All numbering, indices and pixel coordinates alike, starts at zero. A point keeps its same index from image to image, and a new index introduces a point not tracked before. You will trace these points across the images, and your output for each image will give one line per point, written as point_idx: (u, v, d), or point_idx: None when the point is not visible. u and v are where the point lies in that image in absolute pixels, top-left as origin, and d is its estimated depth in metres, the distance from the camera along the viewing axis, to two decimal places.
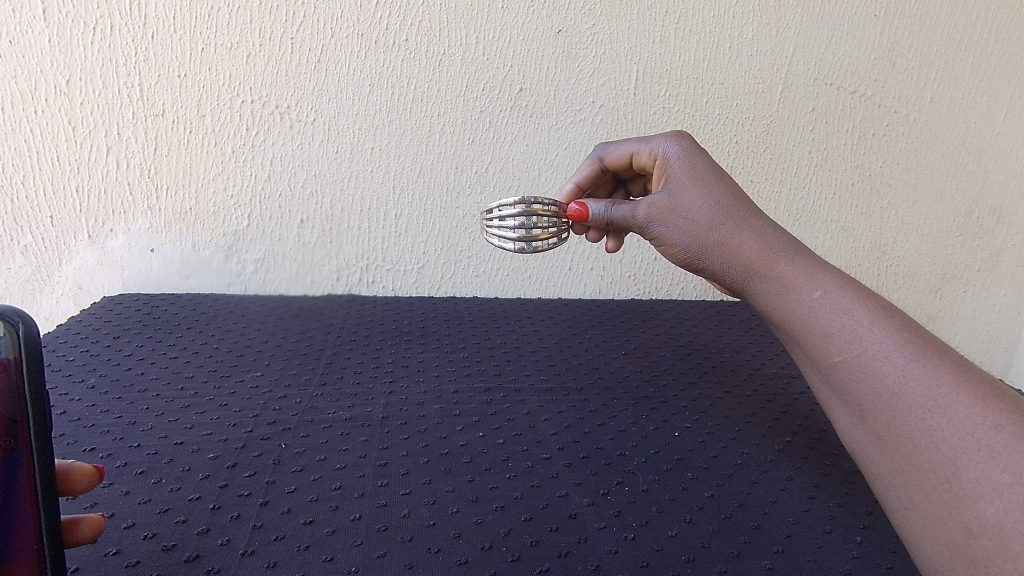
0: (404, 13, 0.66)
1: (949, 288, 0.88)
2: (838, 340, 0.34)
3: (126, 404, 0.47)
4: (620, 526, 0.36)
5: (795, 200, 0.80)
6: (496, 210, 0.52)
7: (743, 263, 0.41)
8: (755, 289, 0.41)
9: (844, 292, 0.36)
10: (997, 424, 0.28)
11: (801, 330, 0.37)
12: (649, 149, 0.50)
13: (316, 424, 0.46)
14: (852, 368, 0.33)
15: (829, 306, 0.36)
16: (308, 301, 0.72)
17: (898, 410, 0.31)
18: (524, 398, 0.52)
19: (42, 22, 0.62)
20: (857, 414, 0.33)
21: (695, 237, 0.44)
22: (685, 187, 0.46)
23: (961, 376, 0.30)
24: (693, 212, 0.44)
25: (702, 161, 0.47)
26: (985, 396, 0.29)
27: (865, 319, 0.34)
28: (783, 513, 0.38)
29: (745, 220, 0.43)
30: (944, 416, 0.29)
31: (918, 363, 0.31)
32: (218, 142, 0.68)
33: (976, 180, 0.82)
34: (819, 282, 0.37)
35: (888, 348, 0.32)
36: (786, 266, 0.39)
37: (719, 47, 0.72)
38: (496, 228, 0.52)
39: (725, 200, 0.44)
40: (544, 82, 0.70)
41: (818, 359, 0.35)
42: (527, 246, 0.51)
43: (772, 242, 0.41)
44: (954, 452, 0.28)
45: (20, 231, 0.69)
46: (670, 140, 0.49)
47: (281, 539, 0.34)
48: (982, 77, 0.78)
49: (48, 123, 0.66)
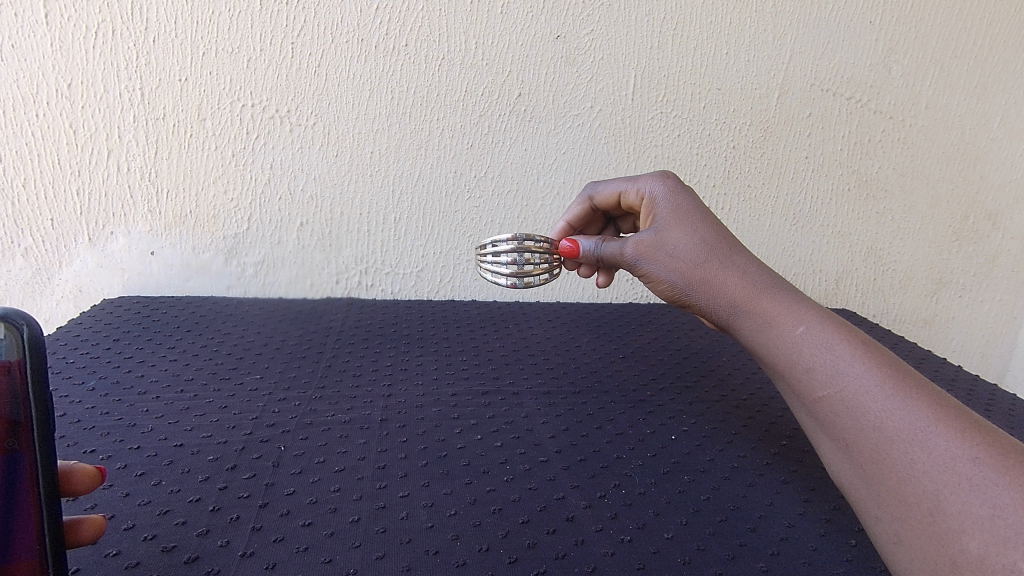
0: (404, 18, 0.67)
1: (945, 292, 0.88)
2: (821, 375, 0.35)
3: (126, 406, 0.47)
4: (617, 528, 0.36)
5: (792, 204, 0.81)
6: (489, 245, 0.52)
7: (729, 300, 0.42)
8: (740, 325, 0.41)
9: (826, 328, 0.37)
10: (975, 456, 0.29)
11: (785, 365, 0.37)
12: (635, 187, 0.50)
13: (314, 427, 0.46)
14: (836, 403, 0.34)
15: (812, 342, 0.36)
16: (307, 304, 0.72)
17: (881, 443, 0.31)
18: (522, 401, 0.52)
19: (45, 25, 0.63)
20: (842, 446, 0.33)
21: (680, 274, 0.45)
22: (671, 225, 0.46)
23: (941, 411, 0.31)
24: (679, 249, 0.45)
25: (687, 199, 0.47)
26: (963, 430, 0.30)
27: (847, 355, 0.35)
28: (779, 516, 0.38)
29: (730, 256, 0.43)
30: (924, 449, 0.30)
31: (898, 397, 0.32)
32: (218, 145, 0.69)
33: (972, 185, 0.83)
34: (801, 318, 0.38)
35: (868, 383, 0.33)
36: (769, 302, 0.40)
37: (717, 53, 0.73)
38: (490, 264, 0.53)
39: (710, 237, 0.45)
40: (543, 88, 0.71)
41: (803, 393, 0.36)
42: (521, 282, 0.51)
43: (756, 279, 0.42)
44: (936, 485, 0.29)
45: (21, 233, 0.70)
46: (656, 179, 0.49)
47: (282, 540, 0.34)
48: (976, 84, 0.79)
49: (50, 125, 0.66)
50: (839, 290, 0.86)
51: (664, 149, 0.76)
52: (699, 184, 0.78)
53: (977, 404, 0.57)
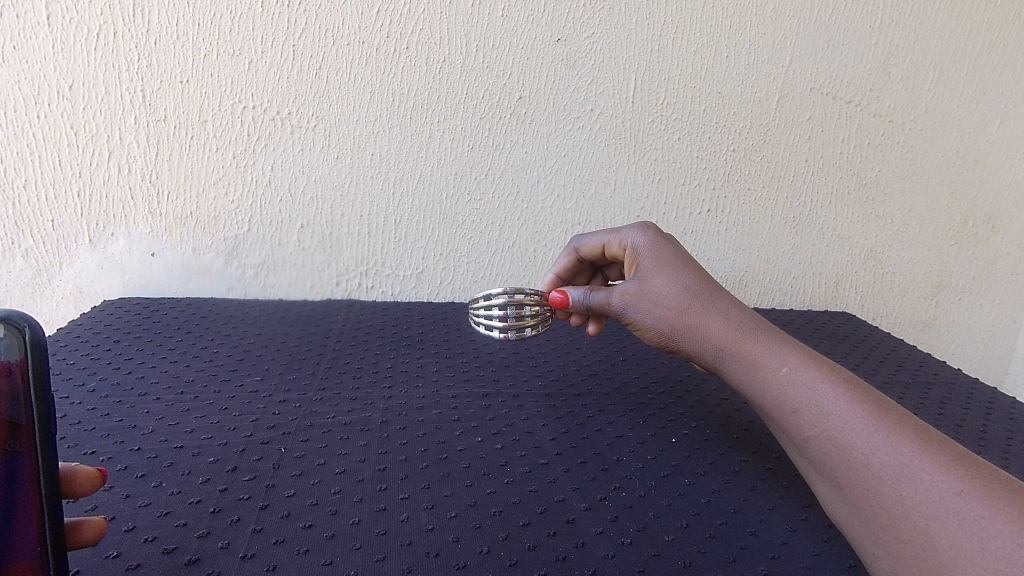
0: (405, 21, 0.67)
1: (945, 295, 0.88)
2: (807, 415, 0.36)
3: (126, 407, 0.47)
4: (618, 531, 0.37)
5: (792, 207, 0.81)
6: (482, 300, 0.52)
7: (714, 344, 0.43)
8: (726, 367, 0.42)
9: (808, 367, 0.37)
10: (960, 490, 0.29)
11: (773, 405, 0.38)
12: (618, 239, 0.51)
13: (315, 428, 0.46)
14: (823, 441, 0.34)
15: (796, 382, 0.37)
16: (308, 307, 0.72)
17: (870, 480, 0.32)
18: (523, 403, 0.52)
19: (47, 27, 0.63)
20: (834, 485, 0.34)
21: (666, 320, 0.45)
22: (654, 273, 0.47)
23: (924, 444, 0.32)
24: (663, 296, 0.45)
25: (668, 247, 0.49)
26: (946, 463, 0.31)
27: (830, 393, 0.35)
28: (780, 520, 0.38)
29: (712, 300, 0.44)
30: (912, 484, 0.30)
31: (882, 433, 0.33)
32: (219, 147, 0.69)
33: (971, 189, 0.83)
34: (784, 359, 0.39)
35: (852, 420, 0.34)
36: (752, 344, 0.41)
37: (717, 56, 0.73)
38: (483, 315, 0.52)
39: (693, 283, 0.45)
40: (544, 91, 0.71)
41: (792, 433, 0.36)
42: (514, 333, 0.51)
43: (739, 321, 0.42)
44: (925, 519, 0.29)
45: (21, 234, 0.70)
46: (637, 230, 0.51)
47: (282, 543, 0.34)
48: (976, 88, 0.79)
49: (51, 127, 0.66)
50: (839, 294, 0.87)
51: (664, 152, 0.76)
52: (699, 187, 0.78)
53: (977, 408, 0.57)
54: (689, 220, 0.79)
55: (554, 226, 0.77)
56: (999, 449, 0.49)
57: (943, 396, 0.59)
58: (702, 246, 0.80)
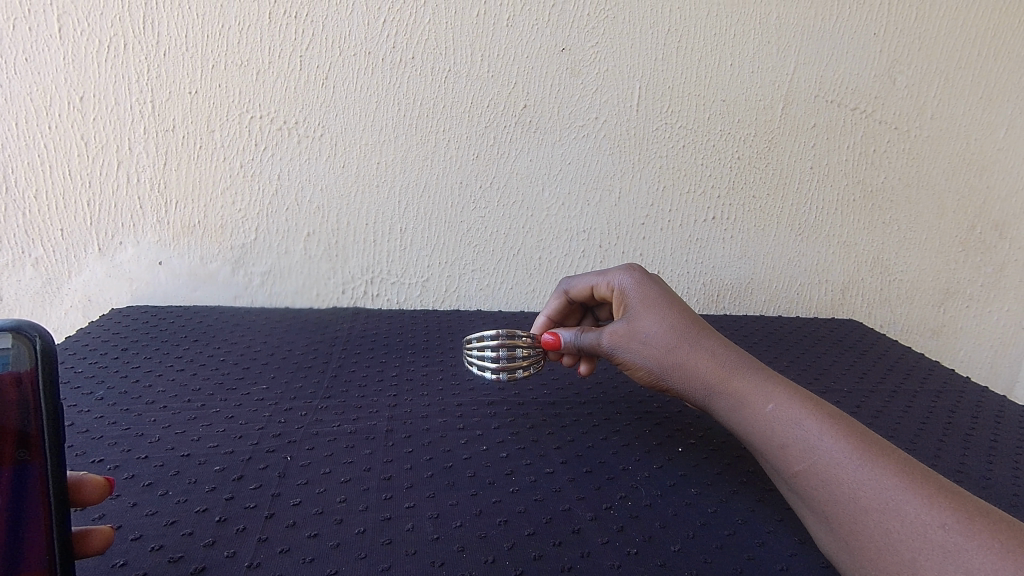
0: (411, 31, 0.67)
1: (952, 302, 0.88)
2: (795, 450, 0.35)
3: (134, 415, 0.48)
4: (624, 541, 0.36)
5: (798, 214, 0.80)
6: (475, 341, 0.53)
7: (702, 381, 0.42)
8: (716, 405, 0.42)
9: (794, 402, 0.37)
10: (945, 522, 0.29)
11: (762, 442, 0.38)
12: (605, 281, 0.51)
13: (321, 437, 0.46)
14: (811, 476, 0.34)
15: (783, 417, 0.37)
16: (314, 316, 0.73)
17: (856, 514, 0.32)
18: (527, 412, 0.52)
19: (58, 39, 0.64)
20: (824, 519, 0.34)
21: (655, 359, 0.45)
22: (641, 313, 0.47)
23: (909, 477, 0.32)
24: (651, 336, 0.45)
25: (655, 288, 0.48)
26: (931, 495, 0.30)
27: (817, 428, 0.35)
28: (788, 531, 0.38)
29: (698, 338, 0.44)
30: (897, 517, 0.30)
31: (867, 467, 0.32)
32: (227, 157, 0.70)
33: (979, 195, 0.83)
34: (770, 395, 0.39)
35: (839, 455, 0.34)
36: (739, 381, 0.40)
37: (721, 64, 0.73)
38: (476, 356, 0.53)
39: (679, 321, 0.45)
40: (548, 99, 0.72)
41: (782, 469, 0.36)
42: (506, 374, 0.51)
43: (726, 359, 0.42)
44: (912, 553, 0.29)
45: (32, 244, 0.71)
46: (624, 272, 0.51)
47: (286, 551, 0.34)
48: (982, 95, 0.79)
49: (62, 138, 0.67)
50: (845, 301, 0.86)
51: (669, 160, 0.76)
52: (704, 195, 0.78)
53: (986, 417, 0.56)
54: (694, 227, 0.79)
55: (559, 235, 0.77)
56: (1009, 459, 0.49)
57: (952, 404, 0.58)
58: (707, 254, 0.80)
